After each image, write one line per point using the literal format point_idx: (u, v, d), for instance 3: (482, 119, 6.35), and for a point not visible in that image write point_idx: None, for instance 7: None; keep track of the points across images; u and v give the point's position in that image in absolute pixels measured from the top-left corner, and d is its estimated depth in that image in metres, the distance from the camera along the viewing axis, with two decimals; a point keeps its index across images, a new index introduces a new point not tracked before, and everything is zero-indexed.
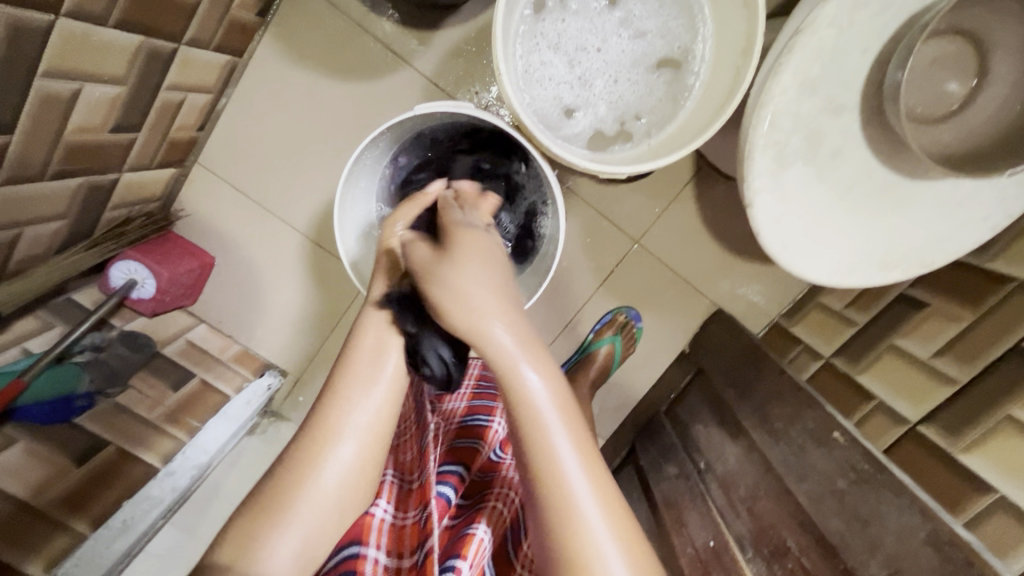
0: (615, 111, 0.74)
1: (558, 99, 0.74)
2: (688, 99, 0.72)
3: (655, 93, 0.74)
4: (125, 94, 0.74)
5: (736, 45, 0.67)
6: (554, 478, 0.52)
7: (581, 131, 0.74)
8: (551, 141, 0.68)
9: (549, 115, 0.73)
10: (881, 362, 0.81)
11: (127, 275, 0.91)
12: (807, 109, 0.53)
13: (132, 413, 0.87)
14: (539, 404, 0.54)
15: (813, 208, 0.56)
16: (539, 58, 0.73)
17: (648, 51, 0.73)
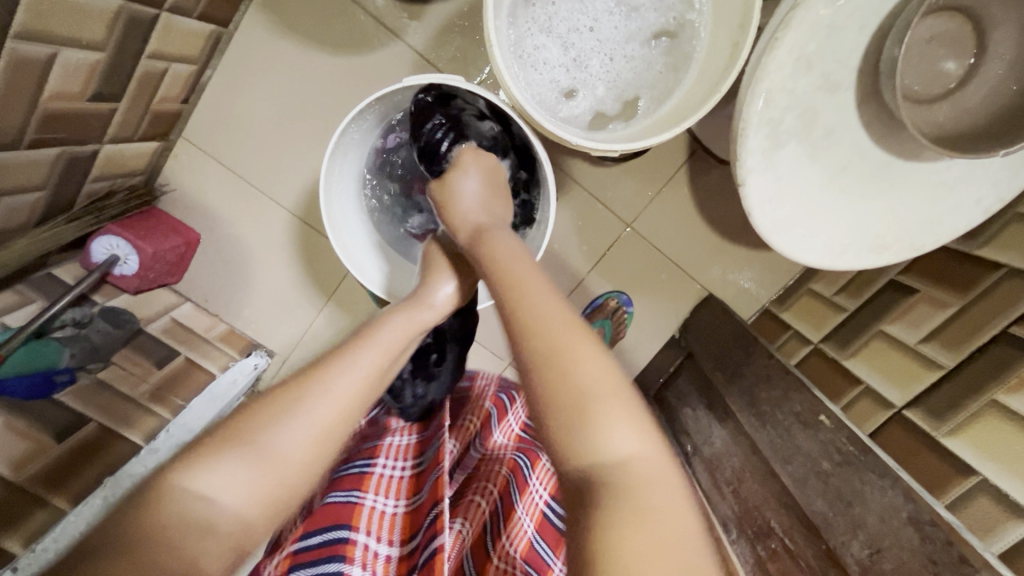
0: (614, 90, 0.74)
1: (555, 83, 0.72)
2: (686, 73, 0.71)
3: (653, 67, 0.73)
4: (104, 61, 0.72)
5: (733, 17, 0.66)
6: (542, 357, 0.49)
7: (581, 114, 0.74)
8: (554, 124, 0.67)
9: (549, 101, 0.72)
10: (869, 348, 0.81)
11: (109, 251, 0.89)
12: (802, 87, 0.52)
13: (114, 390, 0.86)
14: (523, 296, 0.54)
15: (806, 189, 0.55)
16: (532, 43, 0.71)
17: (642, 25, 0.72)
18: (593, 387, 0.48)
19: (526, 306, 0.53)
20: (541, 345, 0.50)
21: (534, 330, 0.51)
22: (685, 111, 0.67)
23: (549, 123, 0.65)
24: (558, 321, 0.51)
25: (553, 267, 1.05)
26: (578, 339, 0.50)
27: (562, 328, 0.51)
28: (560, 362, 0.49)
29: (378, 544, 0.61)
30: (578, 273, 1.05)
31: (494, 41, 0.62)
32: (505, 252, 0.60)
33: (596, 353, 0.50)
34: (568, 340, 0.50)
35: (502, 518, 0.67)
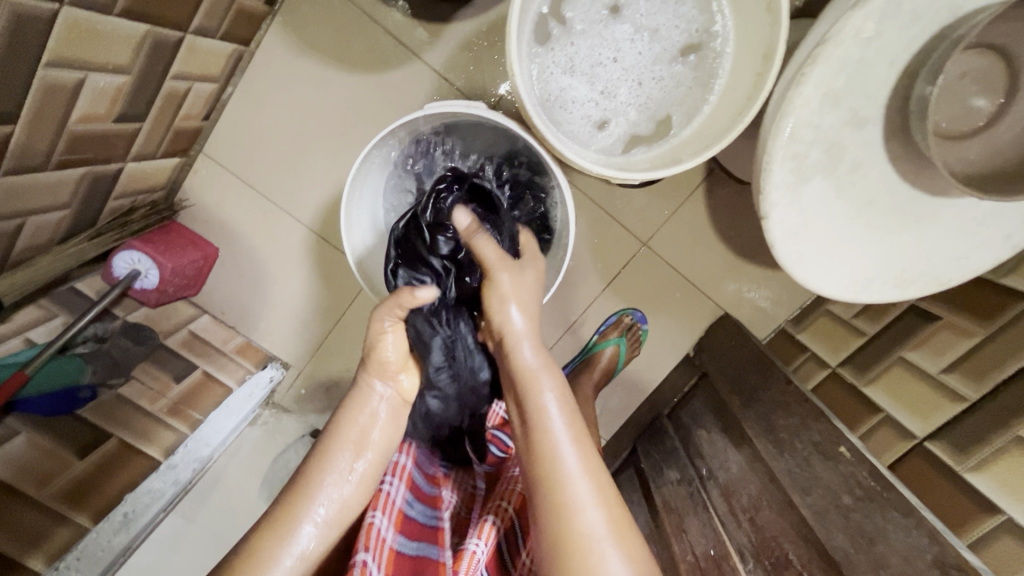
0: (646, 113, 0.73)
1: (587, 117, 0.72)
2: (716, 89, 0.71)
3: (682, 85, 0.72)
4: (130, 83, 0.73)
5: (760, 37, 0.65)
6: (575, 549, 0.53)
7: (617, 142, 0.73)
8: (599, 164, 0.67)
9: (583, 135, 0.72)
10: (889, 375, 0.80)
11: (130, 265, 0.90)
12: (829, 121, 0.51)
13: (134, 405, 0.86)
14: (564, 478, 0.56)
15: (830, 223, 0.55)
16: (559, 85, 0.71)
17: (665, 44, 0.72)
18: (585, 506, 0.55)
19: (568, 493, 0.55)
20: (575, 525, 0.54)
21: (573, 528, 0.54)
22: (720, 129, 0.65)
23: (593, 165, 0.65)
24: (600, 509, 0.55)
25: (568, 284, 1.05)
26: (610, 522, 0.55)
27: (603, 522, 0.54)
28: (592, 560, 0.53)
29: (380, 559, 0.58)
30: (592, 291, 1.05)
31: (523, 87, 0.63)
32: (551, 407, 0.60)
33: (632, 543, 0.55)
34: (606, 537, 0.54)
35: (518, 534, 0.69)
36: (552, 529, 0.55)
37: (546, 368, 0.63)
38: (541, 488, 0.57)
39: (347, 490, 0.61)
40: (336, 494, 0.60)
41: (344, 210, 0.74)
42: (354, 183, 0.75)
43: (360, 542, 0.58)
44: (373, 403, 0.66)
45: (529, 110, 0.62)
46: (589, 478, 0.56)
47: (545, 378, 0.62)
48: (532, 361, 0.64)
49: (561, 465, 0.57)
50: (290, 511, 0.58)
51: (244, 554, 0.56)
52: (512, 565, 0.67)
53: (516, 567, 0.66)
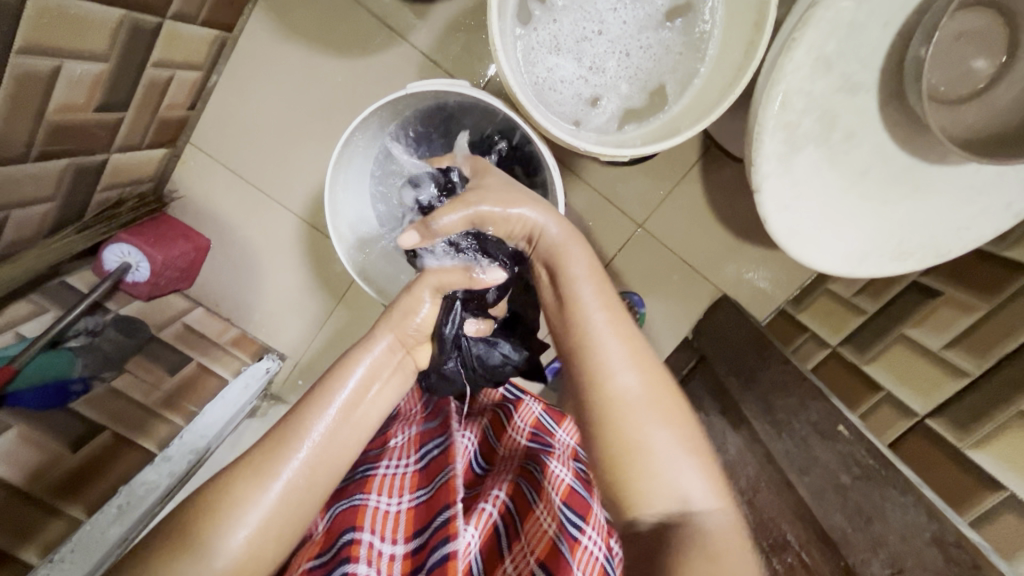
0: (638, 84, 0.71)
1: (578, 95, 0.70)
2: (706, 55, 0.69)
3: (671, 51, 0.70)
4: (109, 70, 0.72)
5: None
6: (618, 413, 0.54)
7: (611, 117, 0.71)
8: (594, 143, 0.65)
9: (576, 114, 0.70)
10: (890, 353, 0.79)
11: (121, 258, 0.90)
12: (822, 88, 0.49)
13: (129, 398, 0.86)
14: (600, 348, 0.56)
15: (823, 194, 0.53)
16: (546, 65, 0.69)
17: (649, 10, 0.69)
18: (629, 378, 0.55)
19: (607, 361, 0.56)
20: (619, 387, 0.55)
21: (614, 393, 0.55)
22: (713, 97, 0.63)
23: (586, 144, 0.63)
24: (634, 369, 0.56)
25: None
26: (651, 389, 0.55)
27: (639, 382, 0.55)
28: (635, 425, 0.53)
29: (381, 544, 0.58)
30: None
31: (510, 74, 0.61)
32: (584, 283, 0.59)
33: (673, 406, 0.55)
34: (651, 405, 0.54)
35: (519, 518, 0.63)
36: (598, 401, 0.55)
37: (577, 249, 0.61)
38: (575, 359, 0.58)
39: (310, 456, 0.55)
40: (323, 442, 0.56)
41: (326, 201, 0.72)
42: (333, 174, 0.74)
43: (365, 525, 0.58)
44: (376, 351, 0.61)
45: (515, 94, 0.61)
46: (630, 350, 0.56)
47: (573, 261, 0.60)
48: (564, 244, 0.61)
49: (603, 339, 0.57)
50: (269, 455, 0.54)
51: (218, 490, 0.53)
52: (507, 550, 0.61)
53: (512, 551, 0.60)
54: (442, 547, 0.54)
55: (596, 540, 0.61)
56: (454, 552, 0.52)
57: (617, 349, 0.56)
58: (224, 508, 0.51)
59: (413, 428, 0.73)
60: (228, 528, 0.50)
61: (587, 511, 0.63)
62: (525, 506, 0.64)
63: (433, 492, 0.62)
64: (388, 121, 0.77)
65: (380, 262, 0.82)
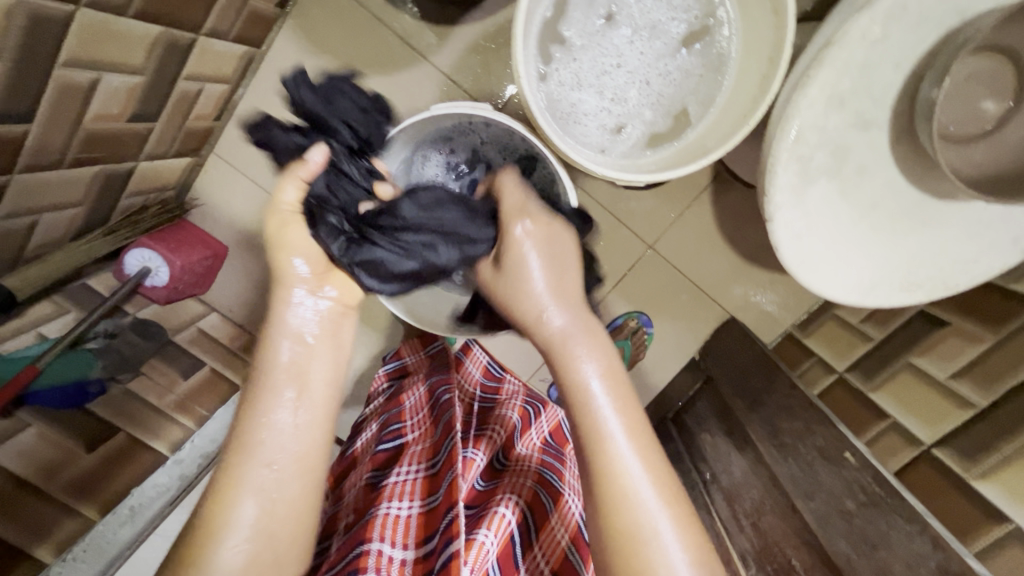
0: (661, 109, 0.73)
1: (603, 125, 0.72)
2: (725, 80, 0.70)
3: (691, 75, 0.72)
4: (143, 83, 0.74)
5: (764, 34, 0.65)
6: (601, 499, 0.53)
7: (637, 144, 0.73)
8: (624, 173, 0.67)
9: (602, 144, 0.72)
10: (896, 381, 0.79)
11: (141, 262, 0.92)
12: (834, 124, 0.51)
13: (143, 400, 0.88)
14: (602, 431, 0.54)
15: (834, 224, 0.55)
16: (570, 101, 0.71)
17: (666, 39, 0.71)
18: (649, 510, 0.52)
19: (609, 451, 0.54)
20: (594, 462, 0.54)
21: (628, 519, 0.52)
22: (732, 124, 0.65)
23: (614, 174, 0.65)
24: (653, 487, 0.53)
25: None
26: (670, 509, 0.53)
27: (658, 500, 0.53)
28: (649, 554, 0.51)
29: (393, 549, 0.59)
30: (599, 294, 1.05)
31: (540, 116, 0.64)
32: (598, 390, 0.56)
33: (696, 539, 0.53)
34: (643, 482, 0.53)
35: (533, 528, 0.65)
36: (605, 510, 0.53)
37: (585, 339, 0.58)
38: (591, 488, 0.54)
39: (290, 429, 0.55)
40: (292, 430, 0.55)
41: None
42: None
43: (375, 532, 0.59)
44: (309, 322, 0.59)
45: (548, 135, 0.64)
46: (646, 461, 0.54)
47: (579, 343, 0.57)
48: (569, 331, 0.58)
49: (622, 463, 0.53)
50: (238, 456, 0.53)
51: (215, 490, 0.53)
52: (521, 559, 0.63)
53: (525, 560, 0.64)
54: (448, 550, 0.53)
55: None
56: (456, 551, 0.52)
57: (636, 477, 0.53)
58: (221, 511, 0.51)
59: (426, 436, 0.75)
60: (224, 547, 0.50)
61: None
62: (540, 517, 0.65)
63: (439, 497, 0.62)
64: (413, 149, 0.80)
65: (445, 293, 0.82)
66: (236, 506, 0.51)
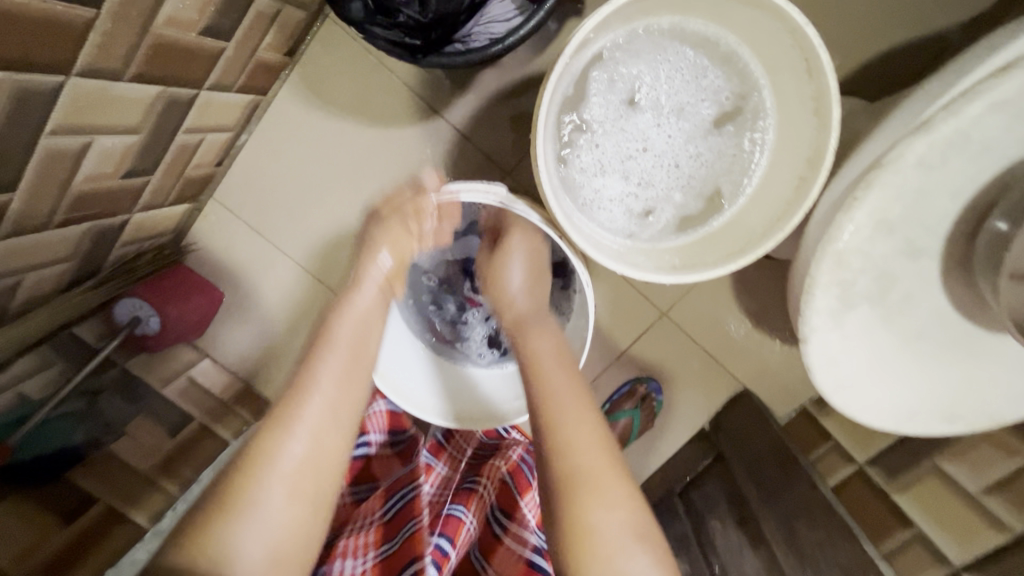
0: (692, 191, 0.69)
1: (629, 210, 0.69)
2: (758, 165, 0.65)
3: (725, 155, 0.68)
4: (139, 141, 0.70)
5: (806, 124, 0.59)
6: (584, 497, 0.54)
7: (667, 228, 0.69)
8: (655, 268, 0.63)
9: (629, 229, 0.69)
10: (922, 485, 0.75)
11: (131, 312, 0.90)
12: (881, 251, 0.47)
13: (125, 463, 0.82)
14: (560, 425, 0.57)
15: (876, 350, 0.51)
16: (594, 187, 0.69)
17: (695, 120, 0.68)
18: (597, 485, 0.54)
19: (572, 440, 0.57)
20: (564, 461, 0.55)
21: (582, 496, 0.53)
22: (769, 221, 0.60)
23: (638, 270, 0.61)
24: (617, 486, 0.55)
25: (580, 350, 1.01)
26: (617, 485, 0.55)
27: (621, 496, 0.54)
28: (590, 484, 0.54)
29: None
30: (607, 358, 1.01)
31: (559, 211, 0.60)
32: (558, 375, 0.62)
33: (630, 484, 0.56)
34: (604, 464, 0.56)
35: None
36: (560, 491, 0.54)
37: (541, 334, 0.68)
38: (551, 454, 0.56)
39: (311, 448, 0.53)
40: (313, 440, 0.54)
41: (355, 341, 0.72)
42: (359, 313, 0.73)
43: None
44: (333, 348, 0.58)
45: (571, 233, 0.60)
46: (606, 462, 0.56)
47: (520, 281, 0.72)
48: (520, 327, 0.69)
49: (583, 450, 0.56)
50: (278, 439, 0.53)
51: (218, 500, 0.50)
52: None
53: None
54: None
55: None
56: None
57: (598, 470, 0.55)
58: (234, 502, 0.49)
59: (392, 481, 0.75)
60: (241, 532, 0.48)
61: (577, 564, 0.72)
62: None
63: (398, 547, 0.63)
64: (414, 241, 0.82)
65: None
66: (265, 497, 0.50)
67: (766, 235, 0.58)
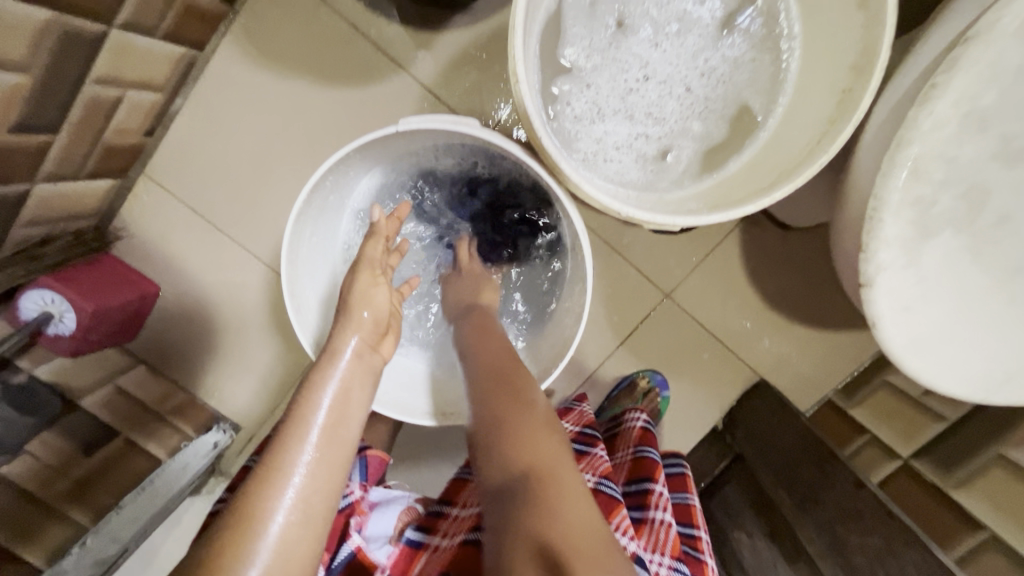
0: (711, 117, 0.59)
1: (641, 155, 0.59)
2: (787, 77, 0.58)
3: (741, 67, 0.59)
4: (31, 85, 0.57)
5: (840, 16, 0.52)
6: (550, 487, 0.45)
7: (689, 167, 0.59)
8: (690, 212, 0.53)
9: (646, 177, 0.59)
10: (984, 478, 0.63)
11: (42, 307, 0.73)
12: (971, 153, 0.39)
13: (17, 489, 0.68)
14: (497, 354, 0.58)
15: (960, 293, 0.42)
16: (597, 132, 0.58)
17: (698, 33, 0.58)
18: (526, 409, 0.52)
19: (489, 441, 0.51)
20: (518, 427, 0.50)
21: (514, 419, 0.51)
22: (811, 138, 0.51)
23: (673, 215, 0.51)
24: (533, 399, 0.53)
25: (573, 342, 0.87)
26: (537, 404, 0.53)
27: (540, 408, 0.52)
28: (519, 407, 0.52)
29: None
30: (604, 349, 0.87)
31: (562, 154, 0.50)
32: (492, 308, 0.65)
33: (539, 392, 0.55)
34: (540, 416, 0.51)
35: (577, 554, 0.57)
36: (501, 423, 0.51)
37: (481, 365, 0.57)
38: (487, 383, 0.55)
39: (325, 464, 0.46)
40: (318, 456, 0.46)
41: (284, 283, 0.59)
42: (293, 276, 0.61)
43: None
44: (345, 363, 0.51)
45: (576, 178, 0.49)
46: (522, 382, 0.55)
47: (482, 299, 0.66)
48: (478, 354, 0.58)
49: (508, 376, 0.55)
50: (275, 473, 0.45)
51: (218, 537, 0.43)
52: None
53: None
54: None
55: (641, 415, 0.75)
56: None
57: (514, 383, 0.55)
58: (247, 543, 0.42)
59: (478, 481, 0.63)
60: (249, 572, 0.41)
61: (618, 437, 0.75)
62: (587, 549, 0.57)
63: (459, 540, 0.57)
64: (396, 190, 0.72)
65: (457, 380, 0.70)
66: (264, 522, 0.43)
67: (812, 156, 0.49)
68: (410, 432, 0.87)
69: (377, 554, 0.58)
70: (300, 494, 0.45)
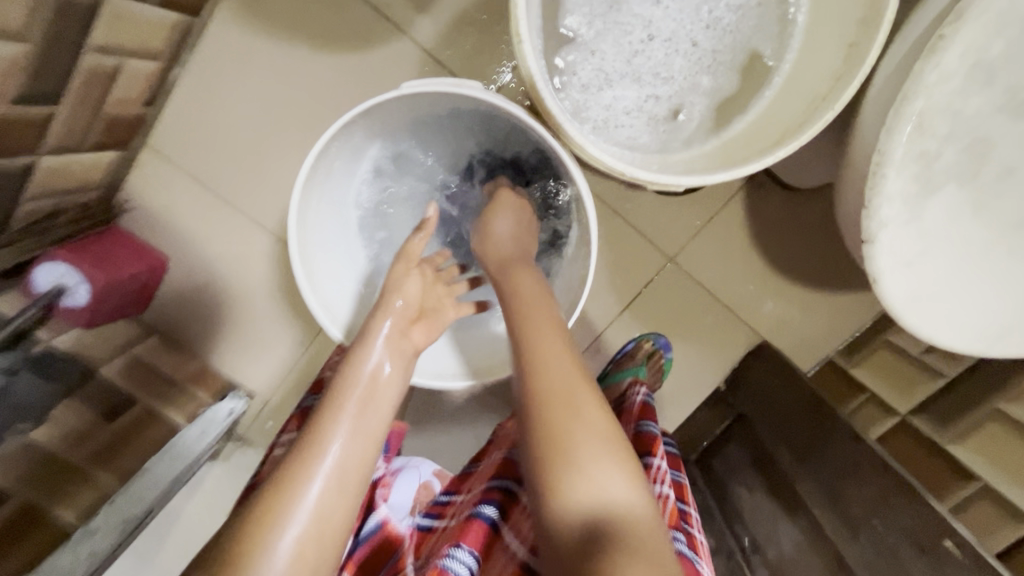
0: (721, 70, 0.58)
1: (653, 116, 0.58)
2: (793, 27, 0.57)
3: (747, 15, 0.58)
4: (31, 54, 0.57)
5: None
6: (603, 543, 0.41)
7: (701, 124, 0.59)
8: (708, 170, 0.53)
9: (659, 138, 0.59)
10: (979, 431, 0.65)
11: (56, 280, 0.75)
12: (975, 107, 0.39)
13: (47, 455, 0.70)
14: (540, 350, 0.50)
15: (962, 247, 0.42)
16: (606, 97, 0.58)
17: None
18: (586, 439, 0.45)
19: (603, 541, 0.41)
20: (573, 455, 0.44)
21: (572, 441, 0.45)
22: (824, 89, 0.51)
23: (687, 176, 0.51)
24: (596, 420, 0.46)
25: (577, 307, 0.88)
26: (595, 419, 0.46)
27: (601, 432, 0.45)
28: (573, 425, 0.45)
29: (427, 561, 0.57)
30: (608, 314, 0.88)
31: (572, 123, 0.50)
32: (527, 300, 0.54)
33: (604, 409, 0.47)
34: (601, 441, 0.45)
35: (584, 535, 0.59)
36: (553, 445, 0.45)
37: (572, 377, 0.48)
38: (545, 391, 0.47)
39: (359, 439, 0.48)
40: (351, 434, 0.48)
41: (294, 257, 0.60)
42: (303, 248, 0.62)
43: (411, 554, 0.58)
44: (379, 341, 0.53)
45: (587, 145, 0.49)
46: (581, 396, 0.47)
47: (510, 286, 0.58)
48: (561, 361, 0.49)
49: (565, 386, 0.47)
50: (314, 443, 0.47)
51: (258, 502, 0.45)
52: None
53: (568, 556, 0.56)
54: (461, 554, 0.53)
55: (643, 389, 0.73)
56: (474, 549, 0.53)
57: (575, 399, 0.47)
58: (282, 508, 0.44)
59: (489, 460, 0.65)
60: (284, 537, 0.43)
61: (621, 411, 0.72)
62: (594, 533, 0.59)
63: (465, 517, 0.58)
64: (402, 157, 0.72)
65: (468, 347, 0.72)
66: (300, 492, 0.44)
67: (823, 109, 0.49)
68: (419, 398, 0.89)
69: (399, 525, 0.61)
70: (338, 460, 0.46)
